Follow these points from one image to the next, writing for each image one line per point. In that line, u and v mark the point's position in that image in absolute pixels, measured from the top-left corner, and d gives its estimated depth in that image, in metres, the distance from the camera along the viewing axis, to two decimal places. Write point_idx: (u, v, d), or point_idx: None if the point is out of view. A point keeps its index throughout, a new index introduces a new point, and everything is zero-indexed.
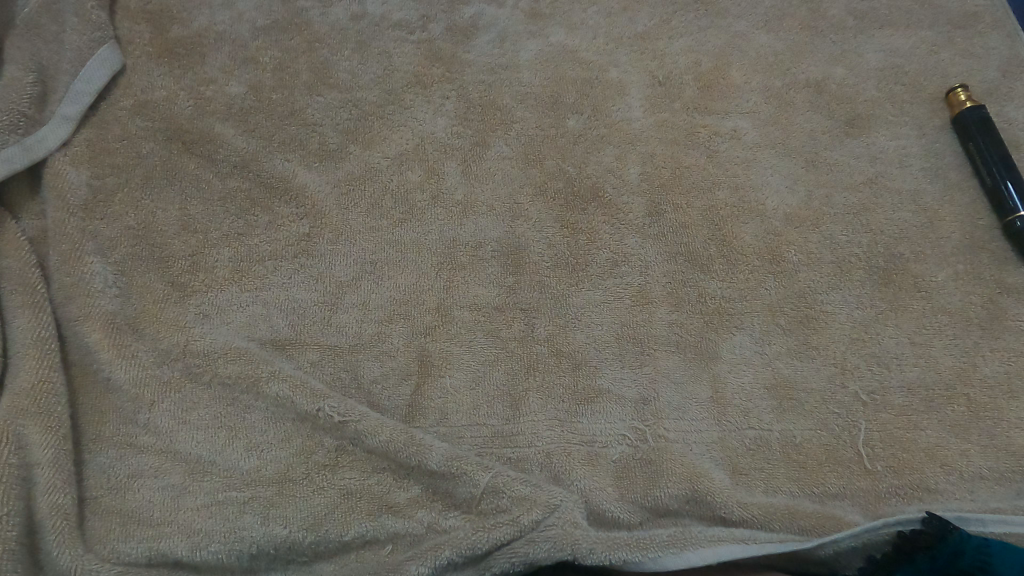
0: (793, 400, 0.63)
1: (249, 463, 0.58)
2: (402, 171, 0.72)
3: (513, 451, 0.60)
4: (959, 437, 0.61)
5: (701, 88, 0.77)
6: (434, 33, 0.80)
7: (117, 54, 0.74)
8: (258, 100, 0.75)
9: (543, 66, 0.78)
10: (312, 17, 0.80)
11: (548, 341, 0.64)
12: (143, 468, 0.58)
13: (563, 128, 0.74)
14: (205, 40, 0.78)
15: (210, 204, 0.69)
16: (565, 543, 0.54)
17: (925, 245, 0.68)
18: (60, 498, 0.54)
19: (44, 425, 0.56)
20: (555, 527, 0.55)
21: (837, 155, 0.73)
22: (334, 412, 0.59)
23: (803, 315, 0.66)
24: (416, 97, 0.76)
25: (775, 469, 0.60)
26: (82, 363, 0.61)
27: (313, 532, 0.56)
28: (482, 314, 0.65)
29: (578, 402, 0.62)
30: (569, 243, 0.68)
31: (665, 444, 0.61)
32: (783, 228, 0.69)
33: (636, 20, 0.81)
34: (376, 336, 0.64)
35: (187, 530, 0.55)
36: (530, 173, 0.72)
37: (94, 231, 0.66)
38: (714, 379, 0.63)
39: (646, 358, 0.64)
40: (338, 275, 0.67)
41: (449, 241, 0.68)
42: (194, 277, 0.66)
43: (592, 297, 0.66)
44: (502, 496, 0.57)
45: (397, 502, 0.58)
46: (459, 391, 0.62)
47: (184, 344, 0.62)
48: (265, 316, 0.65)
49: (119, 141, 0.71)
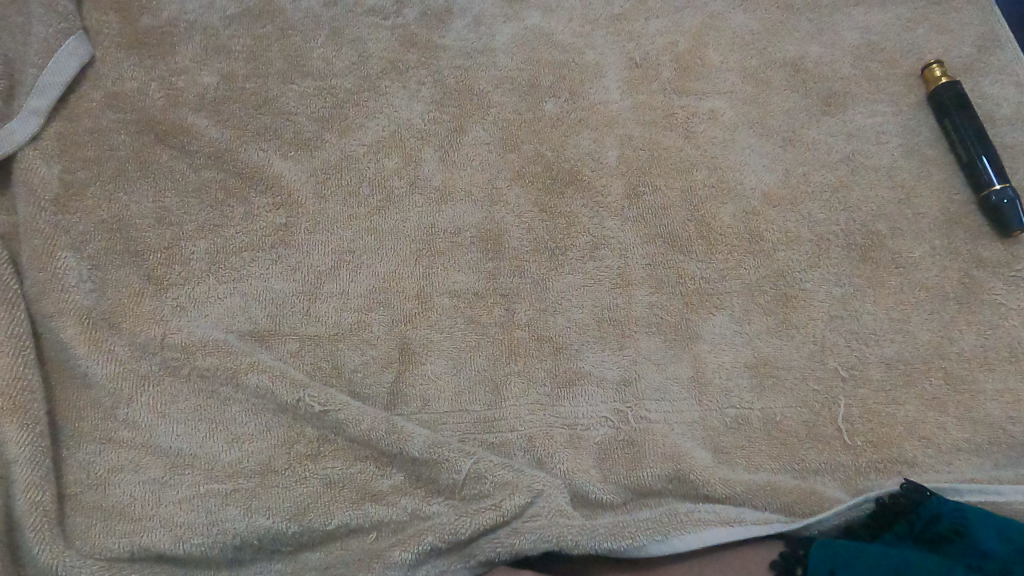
0: (774, 378, 0.63)
1: (231, 455, 0.58)
2: (379, 158, 0.71)
3: (496, 437, 0.60)
4: (937, 410, 0.62)
5: (678, 69, 0.77)
6: (408, 18, 0.79)
7: (85, 46, 0.73)
8: (231, 90, 0.74)
9: (519, 50, 0.77)
10: (284, 4, 0.78)
11: (528, 326, 0.64)
12: (124, 463, 0.58)
13: (541, 112, 0.74)
14: (176, 30, 0.76)
15: (185, 196, 0.68)
16: (551, 534, 0.55)
17: (902, 221, 0.69)
18: (38, 495, 0.54)
19: (20, 422, 0.55)
20: (541, 517, 0.56)
21: (815, 134, 0.73)
22: (315, 402, 0.59)
23: (783, 293, 0.66)
24: (391, 84, 0.75)
25: (756, 448, 0.61)
26: (58, 359, 0.61)
27: (297, 522, 0.56)
28: (462, 300, 0.65)
29: (558, 385, 0.62)
30: (548, 226, 0.68)
31: (648, 425, 0.61)
32: (761, 207, 0.70)
33: (612, 2, 0.80)
34: (356, 325, 0.64)
35: (169, 524, 0.55)
36: (508, 158, 0.71)
37: (66, 225, 0.65)
38: (695, 360, 0.63)
39: (626, 340, 0.64)
40: (316, 264, 0.66)
41: (427, 227, 0.68)
42: (171, 270, 0.65)
43: (571, 280, 0.66)
44: (484, 481, 0.57)
45: (380, 489, 0.58)
46: (441, 377, 0.62)
47: (161, 338, 0.61)
48: (243, 307, 0.64)
49: (90, 135, 0.70)
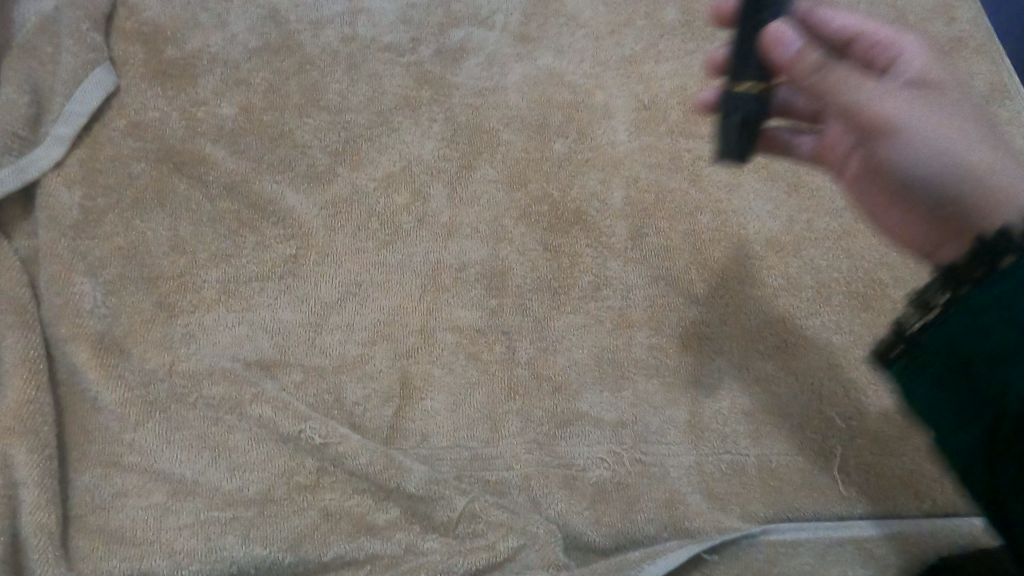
0: (771, 425, 0.63)
1: (232, 483, 0.59)
2: (389, 193, 0.73)
3: (492, 474, 0.61)
4: (933, 463, 0.62)
5: (686, 112, 0.78)
6: (423, 55, 0.81)
7: (111, 76, 0.75)
8: (249, 122, 0.76)
9: (530, 89, 0.79)
10: (304, 39, 0.81)
11: (528, 365, 0.65)
12: (128, 488, 0.59)
13: (549, 151, 0.75)
14: (198, 61, 0.78)
15: (199, 225, 0.70)
16: None
17: (904, 271, 0.69)
18: (44, 517, 0.55)
19: (30, 445, 0.57)
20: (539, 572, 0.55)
21: (820, 180, 0.74)
22: (315, 434, 0.60)
23: (783, 340, 0.66)
24: (404, 119, 0.77)
25: (752, 495, 0.61)
26: (70, 382, 0.63)
27: (292, 552, 0.57)
28: (465, 337, 0.66)
29: (556, 425, 0.63)
30: (552, 265, 0.69)
31: (643, 468, 0.61)
32: (764, 252, 0.70)
33: (623, 43, 0.82)
34: (360, 358, 0.65)
35: (168, 549, 0.57)
36: (515, 196, 0.73)
37: (84, 251, 0.67)
38: (693, 404, 0.64)
39: (625, 382, 0.65)
40: (324, 296, 0.68)
41: (433, 263, 0.69)
42: (182, 297, 0.67)
43: (573, 320, 0.67)
44: (479, 520, 0.58)
45: (376, 523, 0.59)
46: (440, 413, 0.63)
47: (170, 365, 0.63)
48: (250, 337, 0.66)
49: (111, 162, 0.72)
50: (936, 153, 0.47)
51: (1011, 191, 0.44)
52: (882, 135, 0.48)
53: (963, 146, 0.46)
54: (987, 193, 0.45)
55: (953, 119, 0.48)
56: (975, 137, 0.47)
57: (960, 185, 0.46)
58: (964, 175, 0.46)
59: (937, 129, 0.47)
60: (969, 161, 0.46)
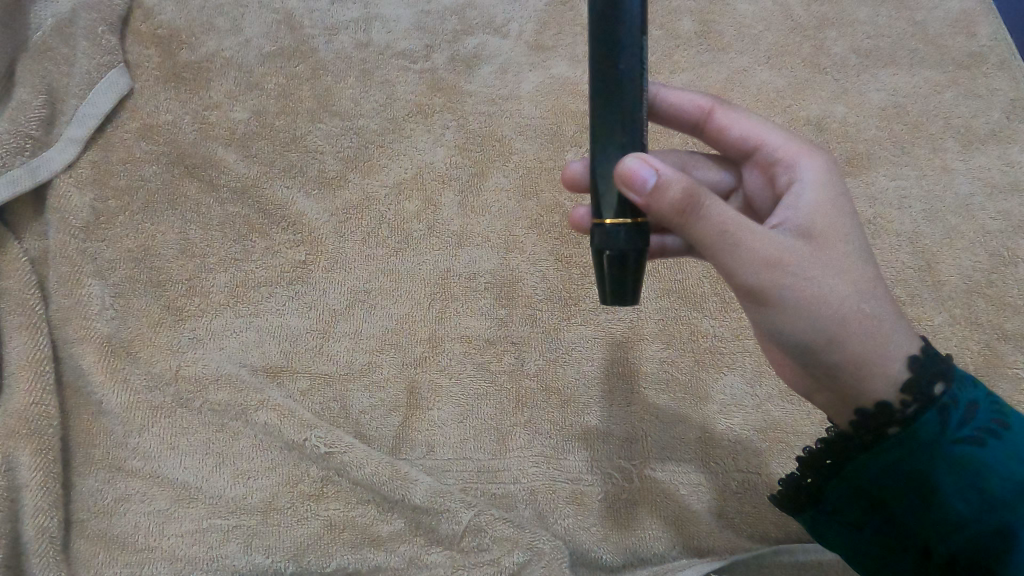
0: (784, 443, 0.62)
1: (236, 490, 0.59)
2: (400, 200, 0.72)
3: (498, 488, 0.60)
4: None
5: None
6: (437, 62, 0.80)
7: (125, 78, 0.75)
8: (261, 126, 0.75)
9: (544, 98, 0.78)
10: (318, 45, 0.80)
11: (537, 376, 0.64)
12: (131, 493, 0.59)
13: (561, 161, 0.75)
14: (211, 65, 0.78)
15: (209, 229, 0.70)
16: None
17: (921, 288, 0.68)
18: (46, 521, 0.55)
19: (36, 447, 0.57)
20: None
21: None
22: (321, 443, 0.60)
23: None
24: (416, 127, 0.76)
25: (762, 515, 0.60)
26: (76, 384, 0.62)
27: (296, 562, 0.57)
28: (473, 347, 0.65)
29: (564, 438, 0.62)
30: (563, 277, 0.69)
31: (652, 484, 0.60)
32: None
33: None
34: (367, 366, 0.64)
35: (171, 556, 0.56)
36: (526, 206, 0.72)
37: (94, 253, 0.67)
38: (704, 421, 0.63)
39: (635, 396, 0.64)
40: (332, 303, 0.67)
41: (443, 271, 0.69)
42: (190, 301, 0.67)
43: (583, 332, 0.66)
44: (484, 534, 0.58)
45: (380, 534, 0.58)
46: (447, 424, 0.62)
47: (176, 369, 0.63)
48: (257, 342, 0.65)
49: (123, 164, 0.72)
50: (806, 322, 0.47)
51: (887, 358, 0.47)
52: (760, 300, 0.47)
53: (828, 307, 0.47)
54: (849, 357, 0.47)
55: (849, 261, 0.48)
56: (879, 290, 0.48)
57: (830, 353, 0.48)
58: (829, 336, 0.47)
59: (807, 294, 0.47)
60: (840, 328, 0.47)
